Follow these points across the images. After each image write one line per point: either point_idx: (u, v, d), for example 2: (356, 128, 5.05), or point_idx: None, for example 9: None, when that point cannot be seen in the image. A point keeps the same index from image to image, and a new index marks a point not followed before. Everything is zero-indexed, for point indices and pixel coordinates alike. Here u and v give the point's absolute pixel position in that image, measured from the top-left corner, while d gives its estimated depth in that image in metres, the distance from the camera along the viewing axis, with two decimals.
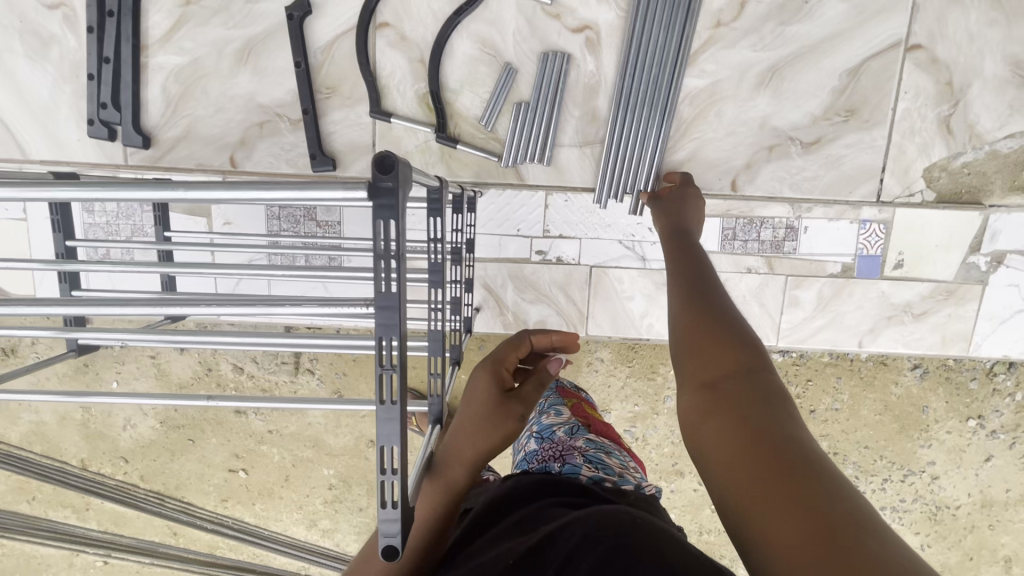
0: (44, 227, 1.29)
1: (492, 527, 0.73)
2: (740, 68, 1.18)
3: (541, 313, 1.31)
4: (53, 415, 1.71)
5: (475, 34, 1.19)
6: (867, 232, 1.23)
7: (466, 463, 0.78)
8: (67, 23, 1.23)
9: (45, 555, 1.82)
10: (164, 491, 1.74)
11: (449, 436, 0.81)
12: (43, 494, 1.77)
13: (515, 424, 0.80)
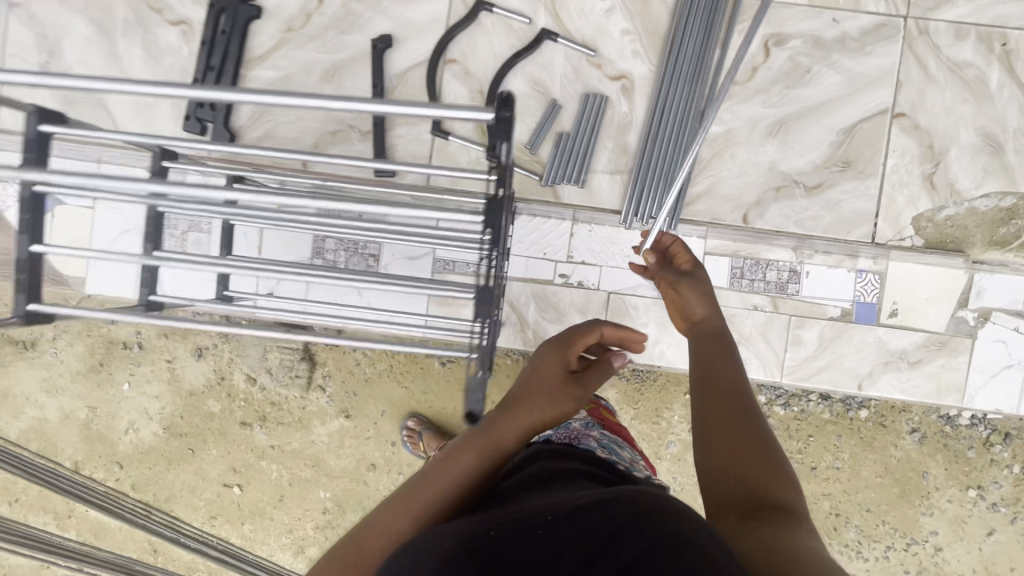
0: (110, 217, 1.40)
1: (521, 488, 0.84)
2: (752, 119, 1.32)
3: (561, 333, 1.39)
4: (58, 413, 1.71)
5: (528, 74, 1.36)
6: (864, 281, 1.34)
7: (521, 426, 0.91)
8: (184, 38, 1.41)
9: (13, 566, 1.74)
10: (153, 503, 1.69)
11: (512, 398, 0.95)
12: (27, 497, 1.72)
13: (573, 403, 0.94)
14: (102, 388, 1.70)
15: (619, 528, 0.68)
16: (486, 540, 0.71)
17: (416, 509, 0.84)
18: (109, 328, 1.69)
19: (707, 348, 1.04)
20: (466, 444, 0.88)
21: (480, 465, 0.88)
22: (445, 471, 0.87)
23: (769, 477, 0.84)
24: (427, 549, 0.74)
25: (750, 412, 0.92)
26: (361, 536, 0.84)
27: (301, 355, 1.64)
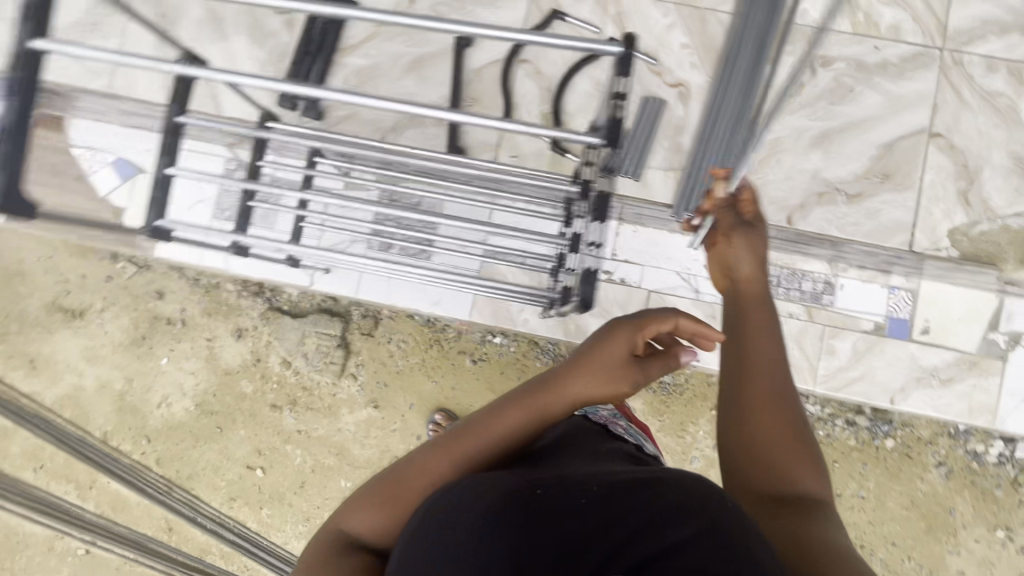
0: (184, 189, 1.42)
1: (555, 457, 0.88)
2: (797, 130, 1.44)
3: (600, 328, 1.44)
4: (95, 382, 1.76)
5: (593, 75, 1.47)
6: (896, 297, 1.40)
7: (574, 399, 0.93)
8: (287, 25, 1.56)
9: (27, 534, 1.74)
10: (175, 479, 1.71)
11: (573, 371, 0.94)
12: (52, 464, 1.74)
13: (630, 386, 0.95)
14: (142, 361, 1.76)
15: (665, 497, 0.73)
16: (535, 497, 0.73)
17: (463, 457, 0.86)
18: (156, 303, 1.76)
19: (756, 327, 0.99)
20: (520, 403, 0.91)
21: (530, 427, 0.91)
22: (496, 426, 0.89)
23: (799, 466, 0.84)
24: (475, 492, 0.74)
25: (786, 401, 0.90)
26: (403, 476, 0.84)
27: (337, 342, 1.69)
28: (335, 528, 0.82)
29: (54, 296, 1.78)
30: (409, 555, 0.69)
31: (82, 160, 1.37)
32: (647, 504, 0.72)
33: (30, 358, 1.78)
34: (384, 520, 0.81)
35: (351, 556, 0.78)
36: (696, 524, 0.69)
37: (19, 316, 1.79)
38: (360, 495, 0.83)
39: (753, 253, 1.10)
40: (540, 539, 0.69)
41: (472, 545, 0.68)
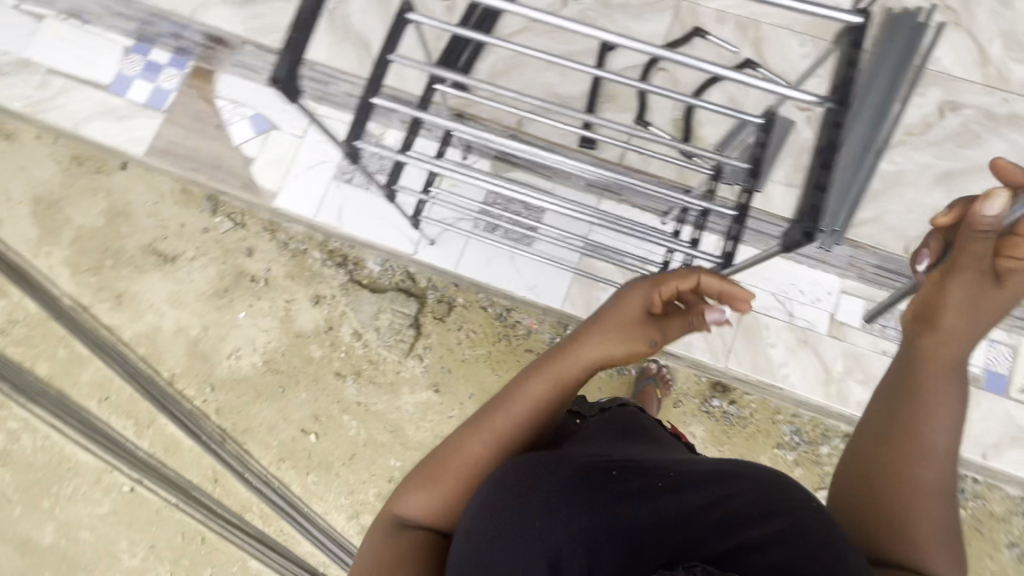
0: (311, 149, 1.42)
1: (623, 444, 0.84)
2: (922, 166, 1.46)
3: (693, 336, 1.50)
4: (173, 326, 1.82)
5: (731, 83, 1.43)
6: (995, 352, 1.51)
7: (590, 366, 0.77)
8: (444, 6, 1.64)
9: (76, 463, 1.77)
10: (231, 431, 1.73)
11: (585, 332, 0.78)
12: (116, 398, 1.78)
13: (649, 348, 0.75)
14: (220, 312, 1.81)
15: (743, 488, 0.65)
16: (608, 479, 0.68)
17: (494, 436, 0.79)
18: (244, 260, 1.82)
19: (932, 378, 0.72)
20: (535, 373, 0.79)
21: (550, 399, 0.78)
22: (515, 402, 0.79)
23: (936, 531, 0.66)
24: (547, 467, 0.70)
25: (942, 465, 0.69)
26: (442, 459, 0.81)
27: (410, 321, 1.73)
28: (390, 510, 0.82)
29: (152, 239, 1.87)
30: (476, 527, 0.67)
31: (224, 111, 1.45)
32: (728, 496, 0.64)
33: (118, 293, 1.85)
34: (436, 499, 0.79)
35: (406, 534, 0.78)
36: (779, 519, 0.59)
37: (116, 251, 1.87)
38: (410, 477, 0.82)
39: (986, 309, 0.74)
40: (610, 522, 0.63)
41: (539, 517, 0.64)
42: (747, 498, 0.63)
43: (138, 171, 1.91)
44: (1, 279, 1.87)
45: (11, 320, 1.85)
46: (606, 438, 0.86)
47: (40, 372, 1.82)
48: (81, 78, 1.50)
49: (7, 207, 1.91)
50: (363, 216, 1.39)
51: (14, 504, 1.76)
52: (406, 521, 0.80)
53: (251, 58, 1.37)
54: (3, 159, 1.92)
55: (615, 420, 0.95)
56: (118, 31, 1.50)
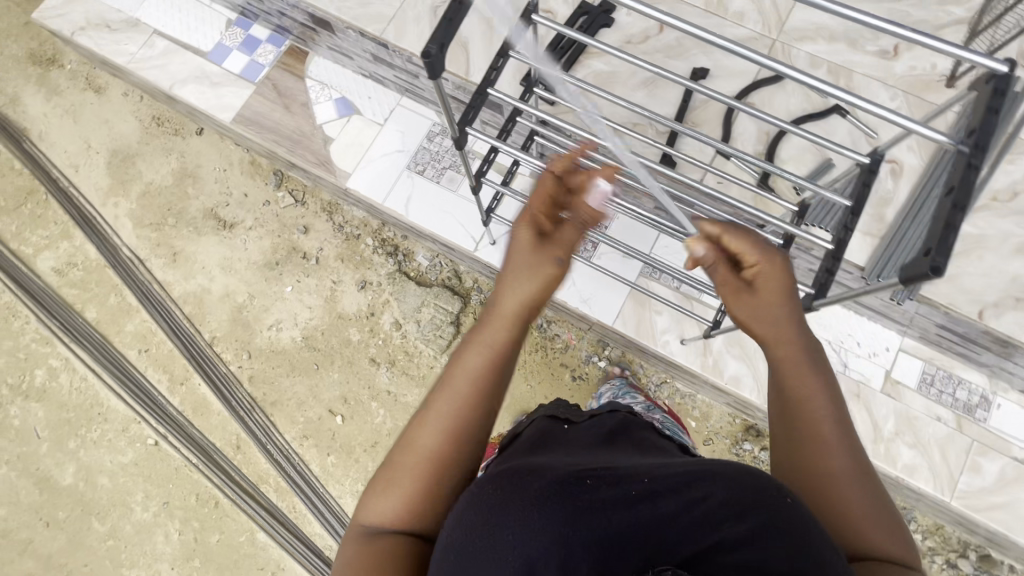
0: (393, 137, 1.46)
1: (604, 452, 0.78)
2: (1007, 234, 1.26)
3: (738, 371, 1.26)
4: (221, 290, 1.85)
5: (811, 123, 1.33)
6: None
7: (513, 313, 0.73)
8: None
9: (108, 409, 1.80)
10: (260, 401, 1.75)
11: (500, 284, 0.74)
12: (156, 351, 1.82)
13: (556, 267, 0.74)
14: (268, 283, 1.84)
15: (722, 488, 0.58)
16: (582, 488, 0.60)
17: (444, 422, 0.69)
18: (299, 236, 1.86)
19: (799, 382, 0.70)
20: (470, 340, 0.72)
21: (492, 360, 0.71)
22: (455, 377, 0.70)
23: (871, 522, 0.64)
24: (520, 479, 0.61)
25: (849, 455, 0.66)
26: (400, 455, 0.69)
27: (451, 319, 1.73)
28: (353, 529, 0.69)
29: (215, 204, 1.92)
30: (453, 535, 0.59)
31: (311, 91, 1.51)
32: (707, 498, 0.57)
33: (174, 251, 1.90)
34: (404, 500, 0.67)
35: (377, 546, 0.65)
36: (754, 519, 0.54)
37: (179, 211, 1.93)
38: (371, 484, 0.70)
39: (781, 307, 0.73)
40: (585, 532, 0.56)
41: (508, 529, 0.56)
42: (726, 501, 0.57)
43: (213, 138, 1.98)
44: (69, 222, 1.95)
45: (70, 262, 1.92)
46: (589, 448, 0.81)
47: (89, 316, 1.88)
48: (183, 43, 1.58)
49: (86, 155, 2.00)
50: (432, 207, 1.41)
51: (42, 440, 1.80)
52: (371, 535, 0.67)
53: (346, 43, 1.42)
54: (90, 110, 2.02)
55: (598, 430, 0.91)
56: (224, 3, 1.58)
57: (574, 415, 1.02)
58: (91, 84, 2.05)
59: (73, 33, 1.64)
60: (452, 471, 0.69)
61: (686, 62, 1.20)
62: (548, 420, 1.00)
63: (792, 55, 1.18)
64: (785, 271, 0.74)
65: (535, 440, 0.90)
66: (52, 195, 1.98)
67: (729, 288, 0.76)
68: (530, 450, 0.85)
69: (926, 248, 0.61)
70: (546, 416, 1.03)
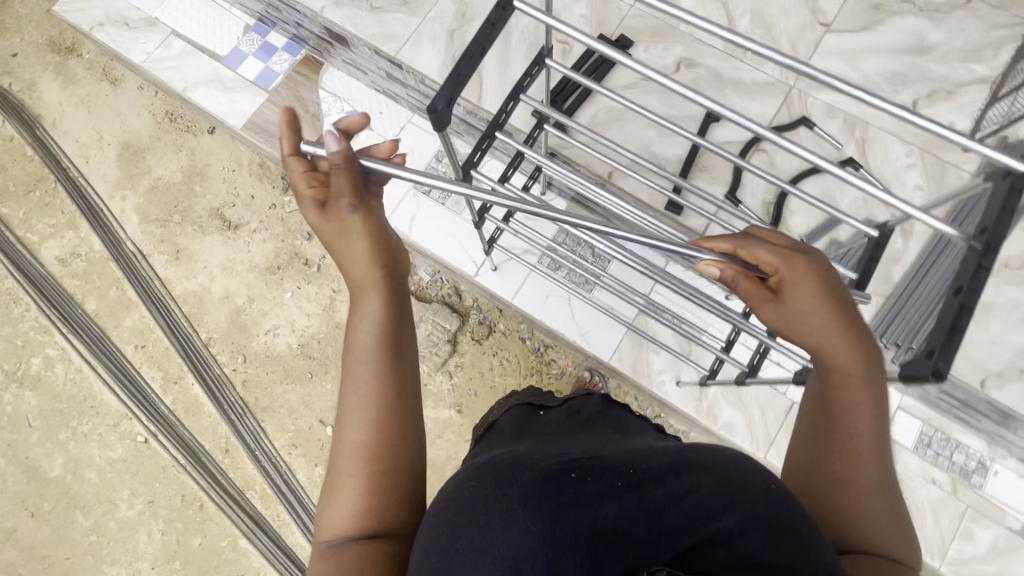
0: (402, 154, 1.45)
1: (584, 440, 0.75)
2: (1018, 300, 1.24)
3: (732, 418, 1.24)
4: (221, 291, 1.85)
5: None
6: None
7: (368, 283, 0.71)
8: None
9: (101, 403, 1.81)
10: (252, 406, 1.74)
11: (341, 267, 0.73)
12: (153, 348, 1.82)
13: (353, 218, 0.69)
14: (268, 288, 1.84)
15: (712, 481, 0.56)
16: (568, 482, 0.57)
17: (371, 415, 0.67)
18: (302, 243, 1.85)
19: (846, 391, 0.65)
20: (352, 332, 0.71)
21: (382, 326, 0.70)
22: (351, 371, 0.69)
23: (892, 531, 0.62)
24: (504, 473, 0.59)
25: (873, 459, 0.63)
26: (332, 460, 0.67)
27: (448, 336, 1.72)
28: (314, 551, 0.65)
29: (221, 204, 1.92)
30: (436, 527, 0.57)
31: (323, 102, 1.50)
32: (695, 491, 0.55)
33: (177, 249, 1.90)
34: (358, 498, 0.64)
35: (338, 558, 0.62)
36: (745, 511, 0.53)
37: (185, 209, 1.93)
38: (319, 502, 0.67)
39: (829, 314, 0.65)
40: (574, 529, 0.53)
41: (490, 525, 0.54)
42: (715, 493, 0.55)
43: (224, 138, 1.98)
44: (76, 212, 1.96)
45: (74, 253, 1.93)
46: (565, 438, 0.79)
47: (88, 307, 1.88)
48: (200, 45, 1.58)
49: (97, 146, 2.01)
50: (435, 228, 1.40)
51: (33, 430, 1.81)
52: (332, 547, 0.63)
53: (363, 59, 1.44)
54: (105, 102, 2.03)
55: (568, 422, 0.89)
56: (244, 9, 1.58)
57: (546, 402, 1.00)
58: (108, 76, 2.06)
59: (92, 29, 1.65)
60: (388, 458, 0.66)
61: (700, 103, 1.20)
62: (521, 408, 0.98)
63: (809, 103, 1.17)
64: (830, 275, 0.67)
65: (515, 431, 0.88)
66: (61, 185, 1.98)
67: (764, 304, 0.68)
68: (510, 440, 0.84)
69: (930, 348, 0.59)
70: (519, 404, 1.01)
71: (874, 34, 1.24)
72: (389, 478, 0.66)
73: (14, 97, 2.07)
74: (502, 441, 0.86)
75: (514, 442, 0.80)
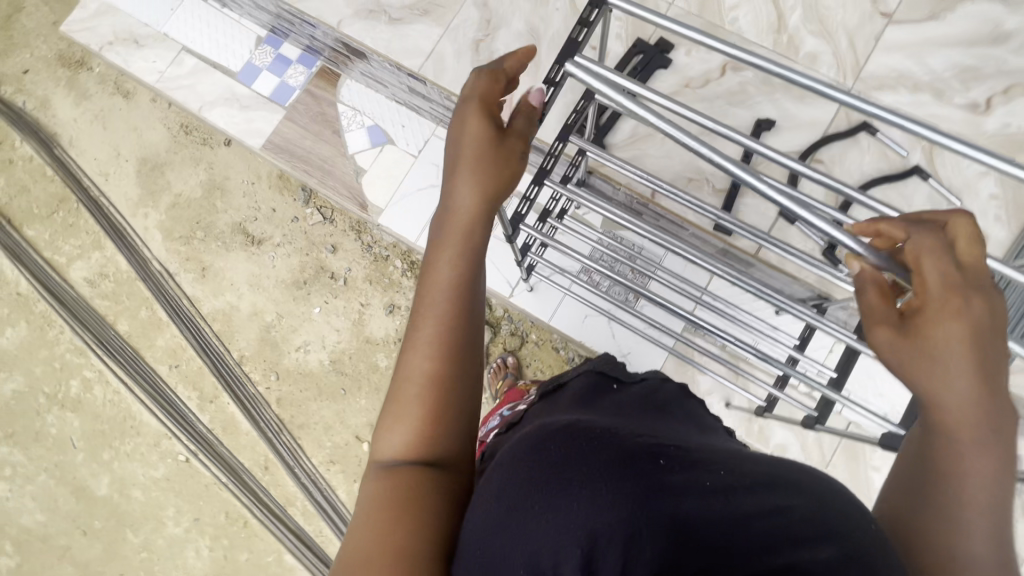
0: (425, 169, 1.42)
1: (666, 426, 0.64)
2: None
3: (785, 440, 1.23)
4: (249, 307, 1.84)
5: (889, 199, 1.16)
6: None
7: (469, 227, 0.65)
8: None
9: (141, 423, 1.83)
10: (288, 423, 1.75)
11: (451, 184, 0.66)
12: (187, 367, 1.83)
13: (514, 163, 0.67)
14: (296, 303, 1.81)
15: (805, 502, 0.47)
16: (657, 468, 0.47)
17: (440, 340, 0.61)
18: (327, 255, 1.81)
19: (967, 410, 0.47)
20: (436, 260, 0.64)
21: (460, 274, 0.64)
22: (429, 298, 0.63)
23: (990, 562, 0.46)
24: (582, 440, 0.49)
25: (982, 517, 0.47)
26: (397, 385, 0.62)
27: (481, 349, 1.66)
28: (366, 470, 0.60)
29: (243, 219, 1.88)
30: (502, 491, 0.49)
31: (343, 116, 1.48)
32: (785, 511, 0.46)
33: (203, 266, 1.88)
34: (417, 428, 0.59)
35: (395, 484, 0.56)
36: (835, 547, 0.44)
37: (208, 225, 1.90)
38: (378, 416, 0.62)
39: (966, 359, 0.47)
40: (656, 518, 0.43)
41: (571, 496, 0.45)
42: (809, 516, 0.46)
43: (241, 149, 1.93)
44: (100, 232, 1.94)
45: (102, 273, 1.93)
46: (641, 416, 0.67)
47: (120, 328, 1.89)
48: (213, 62, 1.58)
49: (116, 163, 1.98)
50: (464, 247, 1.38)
51: (78, 450, 1.85)
52: (388, 468, 0.58)
53: (382, 72, 1.41)
54: (119, 117, 1.98)
55: (648, 399, 0.76)
56: (255, 20, 1.55)
57: (620, 371, 0.86)
58: (120, 89, 2.01)
59: (103, 49, 1.66)
60: (456, 407, 0.61)
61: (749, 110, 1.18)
62: (594, 372, 0.83)
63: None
64: (992, 318, 0.49)
65: (581, 393, 0.76)
66: (82, 204, 1.96)
67: (882, 321, 0.52)
68: (576, 404, 0.71)
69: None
70: (590, 365, 0.87)
71: (943, 23, 1.16)
72: (455, 404, 0.61)
73: (29, 115, 2.04)
74: (562, 407, 0.71)
75: (579, 407, 0.70)
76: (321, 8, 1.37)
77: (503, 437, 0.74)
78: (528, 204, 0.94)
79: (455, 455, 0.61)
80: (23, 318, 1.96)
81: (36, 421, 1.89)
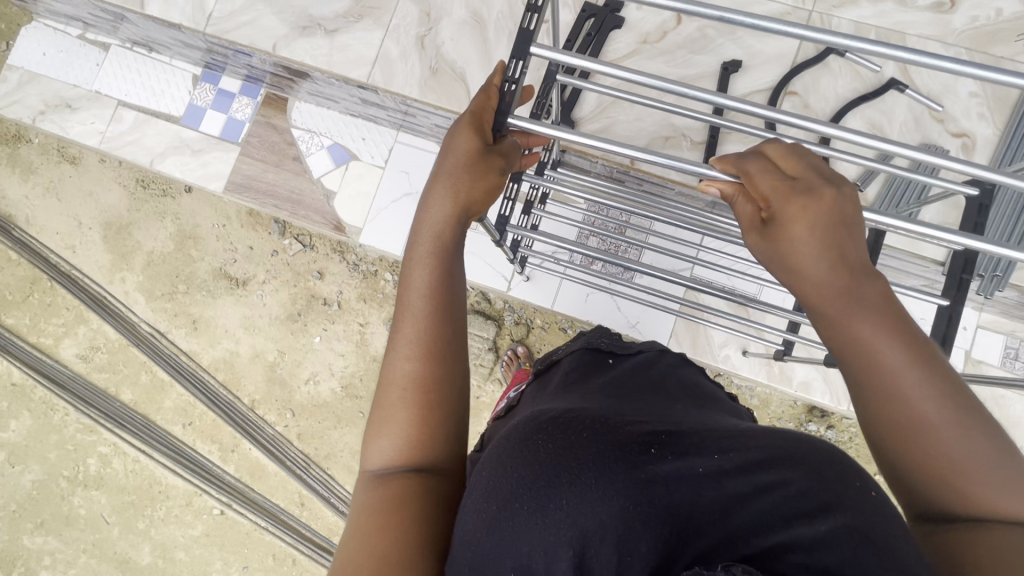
0: (395, 178, 1.42)
1: (668, 406, 0.59)
2: None
3: (807, 375, 1.29)
4: (248, 350, 1.80)
5: (867, 117, 1.19)
6: None
7: (442, 233, 0.62)
8: None
9: (168, 485, 1.82)
10: (314, 457, 1.74)
11: (428, 195, 0.63)
12: (200, 423, 1.81)
13: (496, 177, 0.63)
14: (295, 336, 1.78)
15: (801, 474, 0.43)
16: (647, 458, 0.45)
17: (423, 344, 0.59)
18: (315, 282, 1.76)
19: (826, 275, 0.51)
20: (412, 264, 0.62)
21: (433, 282, 0.61)
22: (405, 304, 0.61)
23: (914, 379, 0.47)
24: (570, 436, 0.48)
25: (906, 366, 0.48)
26: (381, 391, 0.59)
27: (489, 345, 1.62)
28: (359, 478, 0.59)
29: (222, 263, 1.82)
30: (493, 489, 0.48)
31: (300, 141, 1.48)
32: (781, 487, 0.42)
33: (193, 319, 1.83)
34: (407, 436, 0.57)
35: (386, 491, 0.55)
36: (834, 520, 0.39)
37: (188, 276, 1.84)
38: (367, 422, 0.60)
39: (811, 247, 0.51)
40: (647, 512, 0.41)
41: (560, 493, 0.44)
42: (807, 490, 0.41)
43: (204, 193, 1.86)
44: (80, 306, 1.89)
45: (93, 346, 1.88)
46: (637, 394, 0.62)
47: (126, 398, 1.85)
48: (153, 111, 1.55)
49: (79, 233, 1.90)
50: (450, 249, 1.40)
51: (112, 525, 1.84)
52: (380, 477, 0.57)
53: (329, 88, 1.37)
54: (70, 184, 1.90)
55: (642, 373, 0.70)
56: (186, 59, 1.52)
57: (616, 346, 0.81)
58: (66, 156, 1.93)
59: (35, 119, 1.61)
60: (447, 409, 0.58)
61: (714, 54, 1.21)
62: (586, 350, 0.79)
63: (834, 25, 1.18)
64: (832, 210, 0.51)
65: (569, 377, 0.71)
66: (55, 281, 1.90)
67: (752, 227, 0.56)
68: (559, 392, 0.67)
69: None
70: (584, 344, 0.82)
71: None
72: (450, 413, 0.58)
73: None
74: (554, 391, 0.68)
75: (564, 394, 0.65)
76: (252, 34, 1.30)
77: (498, 425, 0.72)
78: (511, 204, 0.99)
79: (452, 461, 0.59)
80: (23, 408, 1.92)
81: (63, 505, 1.88)
